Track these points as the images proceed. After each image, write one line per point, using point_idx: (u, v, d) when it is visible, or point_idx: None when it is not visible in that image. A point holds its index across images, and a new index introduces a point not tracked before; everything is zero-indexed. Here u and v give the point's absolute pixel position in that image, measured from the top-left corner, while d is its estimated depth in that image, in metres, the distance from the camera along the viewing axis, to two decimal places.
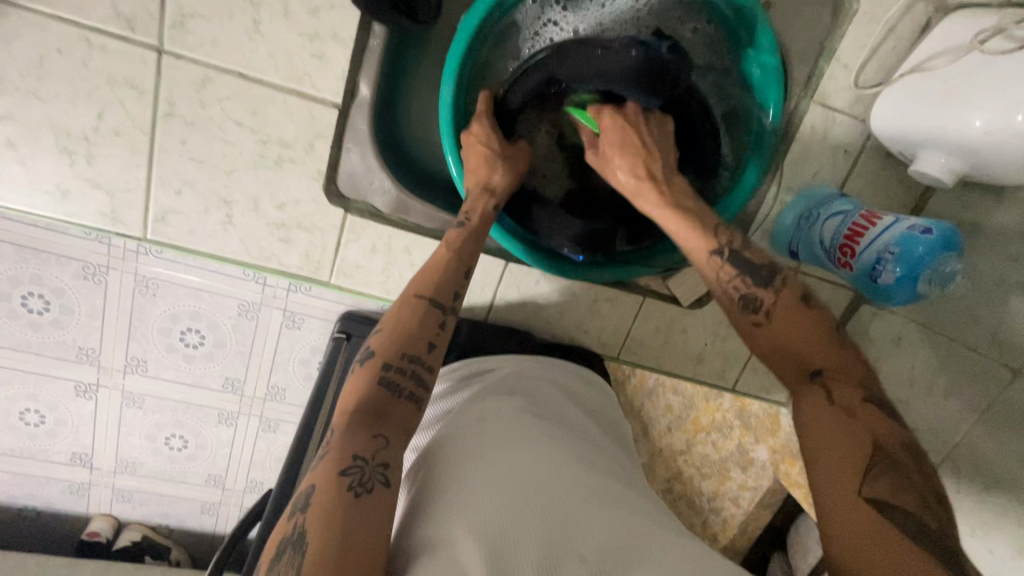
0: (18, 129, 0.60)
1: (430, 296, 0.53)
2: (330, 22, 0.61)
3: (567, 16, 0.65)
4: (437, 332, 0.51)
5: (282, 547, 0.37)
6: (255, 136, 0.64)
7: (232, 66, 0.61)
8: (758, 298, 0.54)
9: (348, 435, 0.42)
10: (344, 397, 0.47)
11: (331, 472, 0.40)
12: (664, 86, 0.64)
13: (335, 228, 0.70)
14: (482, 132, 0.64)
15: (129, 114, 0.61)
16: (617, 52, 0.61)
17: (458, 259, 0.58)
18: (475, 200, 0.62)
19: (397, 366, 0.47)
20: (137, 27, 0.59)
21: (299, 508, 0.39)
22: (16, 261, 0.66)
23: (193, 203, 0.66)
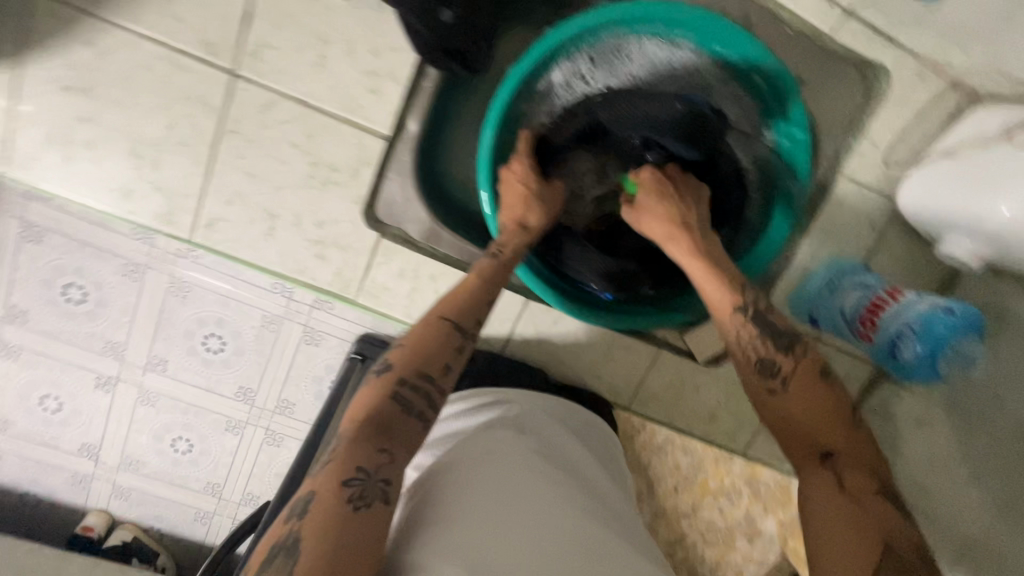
0: (98, 134, 0.66)
1: (453, 321, 0.54)
2: (390, 62, 0.67)
3: (595, 71, 0.70)
4: (455, 357, 0.53)
5: (274, 549, 0.37)
6: (307, 158, 0.69)
7: (296, 93, 0.67)
8: (777, 363, 0.53)
9: (355, 445, 0.43)
10: (352, 406, 0.47)
11: (334, 482, 0.40)
12: (705, 141, 0.69)
13: (368, 250, 0.73)
14: (521, 171, 0.67)
15: (198, 128, 0.67)
16: (669, 104, 0.68)
17: (484, 286, 0.59)
18: (508, 236, 0.65)
19: (412, 385, 0.48)
20: (217, 52, 0.65)
21: (296, 513, 0.39)
22: (65, 252, 0.71)
23: (241, 213, 0.70)
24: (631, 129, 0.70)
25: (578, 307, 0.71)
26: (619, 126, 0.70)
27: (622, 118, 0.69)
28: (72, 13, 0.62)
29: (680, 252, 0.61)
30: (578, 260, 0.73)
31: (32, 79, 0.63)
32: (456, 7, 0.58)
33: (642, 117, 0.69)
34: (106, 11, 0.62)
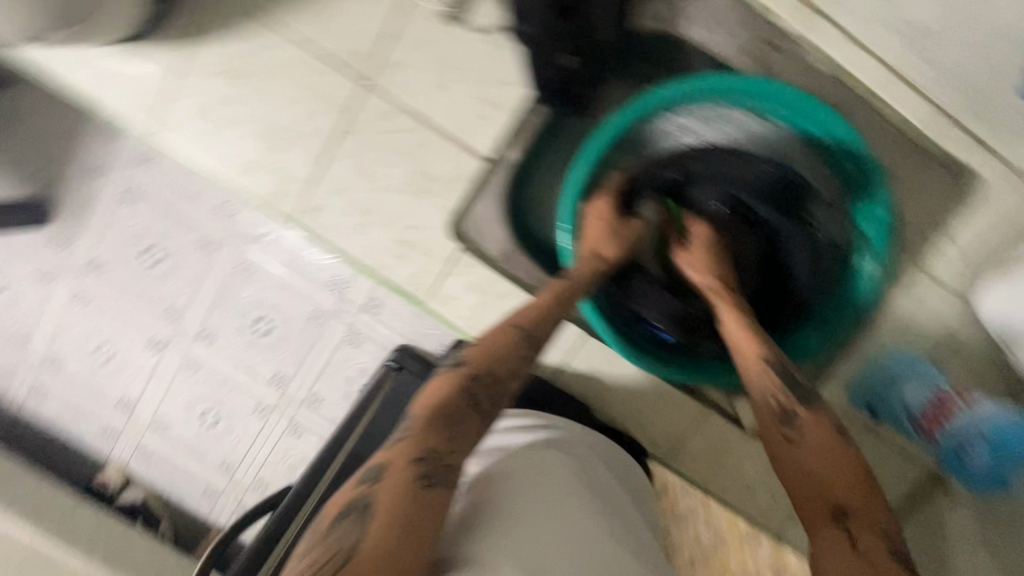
0: (237, 115, 0.74)
1: (526, 330, 0.58)
2: (503, 93, 0.71)
3: (690, 129, 0.74)
4: (524, 367, 0.55)
5: (344, 508, 0.40)
6: (410, 167, 0.74)
7: (412, 107, 0.72)
8: (797, 415, 0.54)
9: (426, 428, 0.46)
10: (424, 392, 0.50)
11: (405, 457, 0.43)
12: (787, 206, 0.72)
13: (448, 259, 0.77)
14: (604, 208, 0.70)
15: (320, 123, 0.73)
16: (756, 166, 0.71)
17: (557, 305, 0.62)
18: (584, 265, 0.68)
19: (482, 382, 0.51)
20: (353, 60, 0.71)
21: (369, 478, 0.42)
22: (155, 219, 0.85)
23: (341, 206, 0.76)
24: (716, 183, 0.72)
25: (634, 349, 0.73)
26: (706, 180, 0.73)
27: (711, 171, 0.73)
28: (242, 11, 0.71)
29: (719, 301, 0.66)
30: (640, 297, 0.75)
31: (199, 63, 0.72)
32: (574, 51, 0.66)
33: (729, 173, 0.72)
34: (270, 13, 0.70)
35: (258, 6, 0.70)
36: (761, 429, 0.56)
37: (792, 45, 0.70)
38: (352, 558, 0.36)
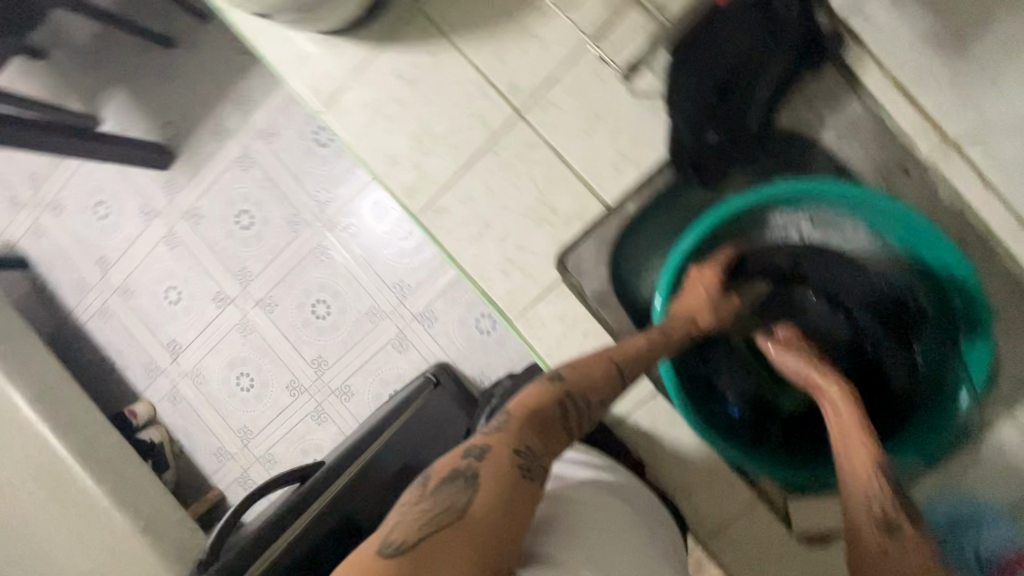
0: (400, 114, 0.82)
1: (619, 367, 0.64)
2: (640, 152, 0.77)
3: (807, 229, 0.78)
4: (611, 396, 0.63)
5: (453, 474, 0.48)
6: (538, 196, 0.80)
7: (556, 144, 0.79)
8: (903, 530, 0.55)
9: (525, 425, 0.54)
10: (523, 394, 0.58)
11: (506, 445, 0.51)
12: (892, 320, 0.76)
13: (546, 286, 0.81)
14: (712, 276, 0.72)
15: (470, 139, 0.81)
16: (867, 279, 0.76)
17: (647, 354, 0.67)
18: (678, 323, 0.71)
19: (573, 401, 0.59)
20: (516, 93, 0.79)
21: (475, 454, 0.50)
22: None
23: (465, 213, 0.82)
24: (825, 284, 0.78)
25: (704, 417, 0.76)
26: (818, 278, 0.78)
27: (821, 272, 0.78)
28: (434, 30, 0.80)
29: (835, 399, 0.66)
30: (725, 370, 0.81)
31: (381, 62, 0.81)
32: (721, 131, 0.70)
33: (838, 278, 0.78)
34: (457, 37, 0.79)
35: (449, 30, 0.79)
36: (855, 532, 0.57)
37: (928, 177, 0.72)
38: (462, 516, 0.45)
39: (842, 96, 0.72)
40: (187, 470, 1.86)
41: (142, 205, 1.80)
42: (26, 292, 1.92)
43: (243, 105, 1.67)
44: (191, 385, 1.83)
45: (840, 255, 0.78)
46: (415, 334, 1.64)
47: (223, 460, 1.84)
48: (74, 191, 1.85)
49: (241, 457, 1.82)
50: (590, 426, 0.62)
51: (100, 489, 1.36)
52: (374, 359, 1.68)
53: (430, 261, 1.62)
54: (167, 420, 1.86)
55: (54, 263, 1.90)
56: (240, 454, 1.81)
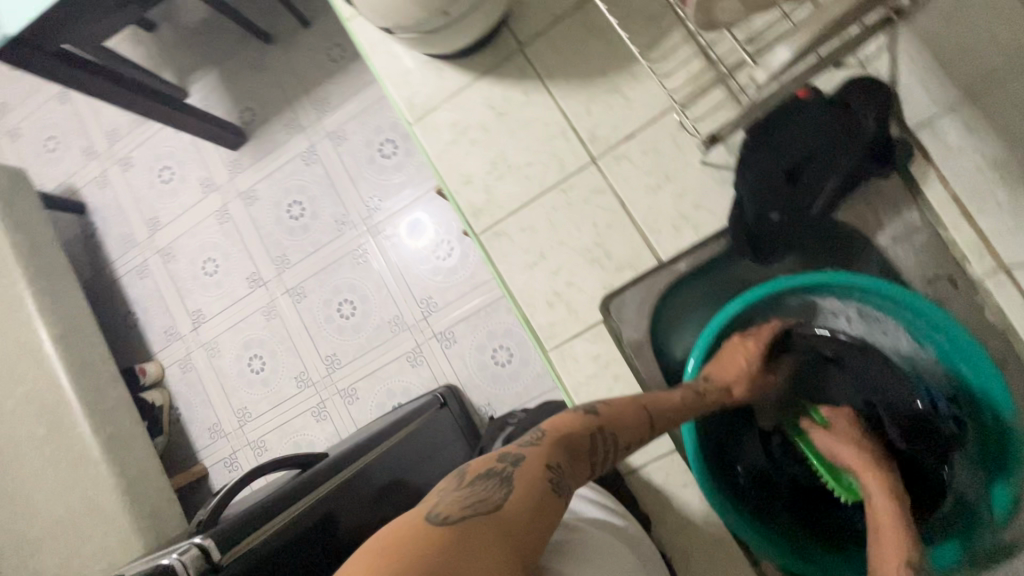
0: (483, 139, 0.88)
1: (651, 416, 0.69)
2: (701, 216, 0.81)
3: (853, 320, 0.81)
4: (639, 442, 0.68)
5: (491, 472, 0.55)
6: (596, 239, 0.84)
7: (622, 194, 0.83)
8: None
9: (559, 445, 0.60)
10: (560, 420, 0.65)
11: (540, 460, 0.57)
12: (920, 436, 0.75)
13: (586, 324, 0.83)
14: (751, 348, 0.79)
15: (543, 174, 0.86)
16: (903, 388, 0.76)
17: (680, 411, 0.72)
18: (715, 388, 0.77)
19: (603, 436, 0.65)
20: (594, 142, 0.84)
21: (511, 461, 0.57)
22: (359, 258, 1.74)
23: (523, 241, 0.86)
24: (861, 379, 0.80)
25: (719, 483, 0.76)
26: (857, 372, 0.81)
27: (859, 367, 0.80)
28: (530, 72, 0.86)
29: (873, 479, 0.72)
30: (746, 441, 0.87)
31: (476, 91, 0.88)
32: (784, 213, 0.73)
33: (875, 378, 0.79)
34: (550, 82, 0.86)
35: (545, 75, 0.86)
36: None
37: (976, 293, 0.73)
38: (498, 508, 0.50)
39: (902, 206, 0.76)
40: (177, 439, 1.86)
41: (203, 177, 1.89)
42: (74, 235, 2.00)
43: (321, 106, 1.78)
44: (204, 356, 1.86)
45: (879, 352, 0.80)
46: (431, 351, 1.66)
47: (215, 437, 1.84)
48: (144, 152, 1.96)
49: (233, 437, 1.82)
50: (613, 464, 0.67)
51: (94, 440, 1.41)
52: (386, 367, 1.70)
53: (461, 284, 1.66)
54: (172, 385, 1.88)
55: (108, 214, 1.98)
56: (233, 434, 1.82)
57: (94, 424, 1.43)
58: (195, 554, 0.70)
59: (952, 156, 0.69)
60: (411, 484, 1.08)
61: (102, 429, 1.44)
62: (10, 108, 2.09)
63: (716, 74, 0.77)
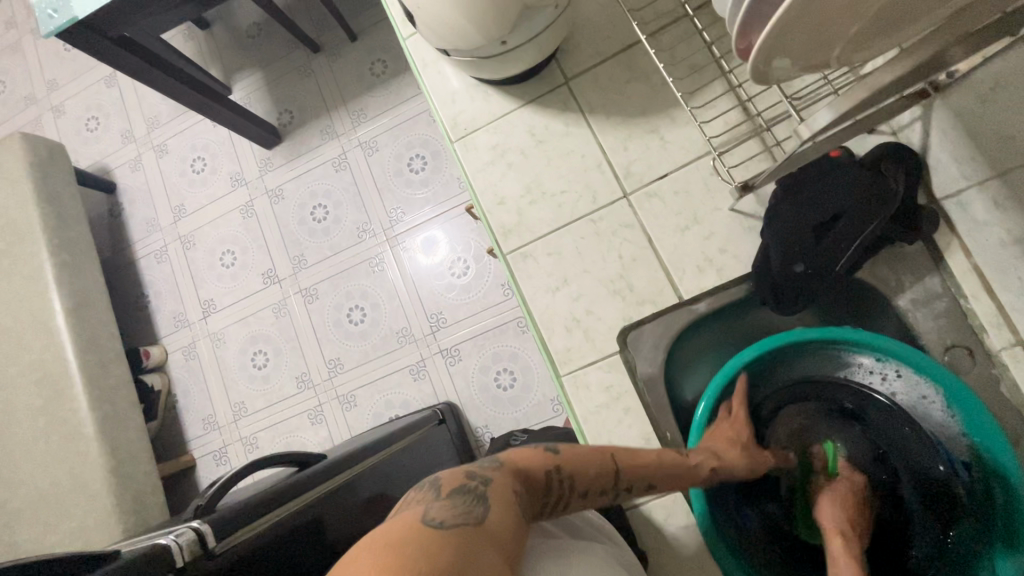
0: (521, 164, 0.91)
1: (618, 467, 0.65)
2: (725, 261, 0.83)
3: (890, 378, 0.78)
4: (600, 491, 0.64)
5: (462, 488, 0.54)
6: (619, 271, 0.86)
7: (649, 231, 0.85)
8: None
9: (511, 477, 0.58)
10: (517, 453, 0.63)
11: (505, 485, 0.56)
12: (938, 499, 0.76)
13: (602, 354, 0.84)
14: (737, 418, 0.80)
15: (575, 204, 0.88)
16: (928, 455, 0.76)
17: (654, 471, 0.68)
18: (701, 455, 0.73)
19: (560, 478, 0.62)
20: (627, 178, 0.87)
21: (479, 481, 0.55)
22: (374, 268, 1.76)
23: (547, 265, 0.88)
24: (884, 437, 0.80)
25: (719, 527, 0.76)
26: (881, 430, 0.80)
27: (884, 425, 0.79)
28: (573, 106, 0.90)
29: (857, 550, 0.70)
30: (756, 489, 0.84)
31: (518, 118, 0.92)
32: (809, 265, 0.75)
33: (895, 439, 0.79)
34: (592, 117, 0.89)
35: (587, 109, 0.89)
36: None
37: (993, 368, 0.74)
38: (480, 522, 0.50)
39: (924, 272, 0.79)
40: (170, 427, 1.85)
41: (234, 171, 1.94)
42: (100, 213, 2.04)
43: (358, 116, 1.83)
44: (209, 346, 1.87)
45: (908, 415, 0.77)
46: (435, 366, 1.67)
47: (207, 429, 1.83)
48: (181, 141, 2.01)
49: (225, 431, 1.80)
50: (569, 511, 0.63)
51: (90, 417, 1.41)
52: (388, 378, 1.70)
53: (473, 304, 1.67)
54: (173, 372, 1.88)
55: (137, 196, 2.03)
56: (227, 428, 1.81)
57: (94, 401, 1.43)
58: (190, 539, 0.64)
59: (975, 230, 0.71)
60: (405, 497, 1.07)
61: (100, 406, 1.44)
62: (59, 86, 2.16)
63: (752, 127, 0.81)
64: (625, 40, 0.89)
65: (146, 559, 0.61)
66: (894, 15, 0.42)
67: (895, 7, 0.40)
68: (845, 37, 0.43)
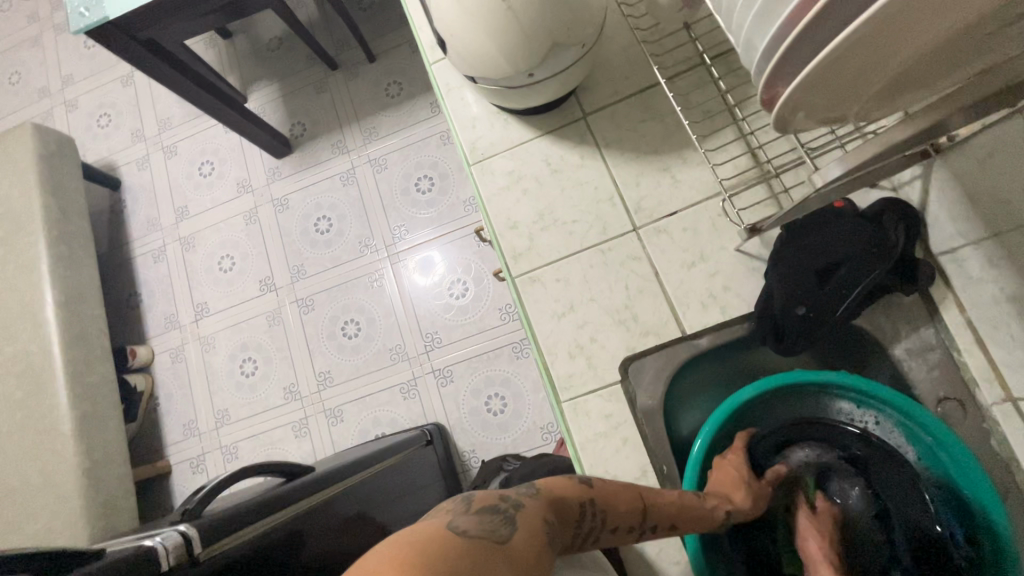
0: (535, 191, 0.94)
1: (646, 505, 0.66)
2: (728, 299, 0.85)
3: (871, 422, 0.82)
4: (628, 528, 0.65)
5: (494, 507, 0.54)
6: (625, 302, 0.87)
7: (657, 265, 0.88)
8: None
9: (548, 504, 0.58)
10: (553, 481, 0.63)
11: (539, 512, 0.56)
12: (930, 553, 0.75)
13: (604, 382, 0.85)
14: (733, 462, 0.83)
15: (585, 233, 0.91)
16: (924, 507, 0.75)
17: (678, 511, 0.69)
18: (715, 498, 0.77)
19: (592, 511, 0.62)
20: (638, 213, 0.90)
21: (511, 504, 0.56)
22: (373, 284, 1.76)
23: (554, 291, 0.90)
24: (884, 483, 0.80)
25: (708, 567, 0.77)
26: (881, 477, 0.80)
27: (882, 473, 0.80)
28: (590, 140, 0.93)
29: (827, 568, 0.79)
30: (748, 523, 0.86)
31: (535, 147, 0.95)
32: (811, 308, 0.77)
33: (895, 489, 0.79)
34: (607, 151, 0.92)
35: (603, 144, 0.93)
36: None
37: (984, 421, 0.76)
38: (506, 541, 0.50)
39: (919, 322, 0.81)
40: (148, 430, 1.81)
41: (242, 178, 1.95)
42: (101, 209, 2.04)
43: (370, 134, 1.87)
44: (199, 350, 1.84)
45: (899, 460, 0.78)
46: (426, 386, 1.66)
47: (187, 434, 1.78)
48: (191, 144, 2.03)
49: (206, 438, 1.76)
50: (597, 544, 0.64)
51: (69, 413, 1.37)
52: (378, 394, 1.68)
53: (469, 326, 1.67)
54: (158, 374, 1.85)
55: (141, 195, 2.03)
56: (207, 435, 1.77)
57: (75, 397, 1.40)
58: (177, 542, 0.62)
59: (970, 286, 0.74)
60: (391, 518, 1.05)
61: (81, 404, 1.40)
62: (74, 81, 2.18)
63: (760, 173, 0.85)
64: (642, 82, 0.93)
65: (132, 559, 0.59)
66: (907, 81, 0.46)
67: (912, 73, 0.44)
68: (862, 97, 0.46)
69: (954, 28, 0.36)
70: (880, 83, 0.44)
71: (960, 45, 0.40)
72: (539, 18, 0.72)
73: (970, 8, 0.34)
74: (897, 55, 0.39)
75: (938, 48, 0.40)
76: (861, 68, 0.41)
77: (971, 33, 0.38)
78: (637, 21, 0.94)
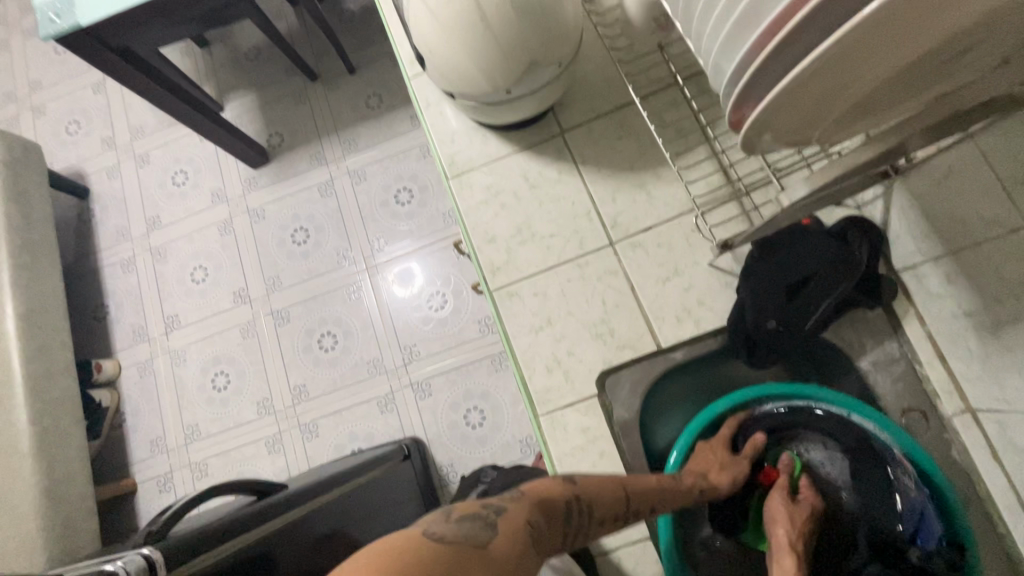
0: (513, 206, 0.94)
1: (628, 494, 0.67)
2: (702, 313, 0.87)
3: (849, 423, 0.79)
4: (615, 519, 0.65)
5: (475, 515, 0.53)
6: (602, 315, 0.88)
7: (633, 279, 0.89)
8: None
9: (534, 506, 0.57)
10: (537, 483, 0.62)
11: (523, 516, 0.55)
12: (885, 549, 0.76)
13: (581, 396, 0.86)
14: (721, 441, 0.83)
15: (563, 247, 0.92)
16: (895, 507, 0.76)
17: (656, 495, 0.71)
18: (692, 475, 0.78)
19: (579, 506, 0.61)
20: (615, 227, 0.91)
21: (493, 510, 0.55)
22: (351, 295, 1.75)
23: (532, 305, 0.90)
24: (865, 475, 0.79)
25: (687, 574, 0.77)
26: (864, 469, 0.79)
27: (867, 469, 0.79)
28: (566, 156, 0.95)
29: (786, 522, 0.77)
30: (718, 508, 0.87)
31: (513, 162, 0.96)
32: (781, 322, 0.78)
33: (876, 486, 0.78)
34: (584, 168, 0.94)
35: (580, 160, 0.94)
36: None
37: (945, 432, 0.78)
38: (484, 547, 0.49)
39: (883, 336, 0.85)
40: (112, 448, 1.74)
41: (216, 188, 1.92)
42: (67, 218, 1.97)
43: (349, 146, 1.86)
44: (168, 363, 1.79)
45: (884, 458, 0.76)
46: (404, 400, 1.64)
47: (155, 451, 1.72)
48: (164, 154, 1.99)
49: (174, 455, 1.71)
50: (588, 539, 0.63)
51: (28, 431, 1.31)
52: (354, 408, 1.65)
53: (448, 338, 1.66)
54: (125, 388, 1.78)
55: (110, 204, 1.97)
56: (175, 452, 1.71)
57: (34, 414, 1.34)
58: (139, 568, 0.60)
59: (930, 301, 0.77)
60: (365, 536, 1.03)
61: (40, 420, 1.34)
62: (43, 87, 2.12)
63: (732, 190, 0.88)
64: (619, 101, 0.95)
65: None
66: (869, 106, 0.48)
67: (872, 98, 0.46)
68: (826, 119, 0.48)
69: (911, 55, 0.38)
70: (841, 107, 0.46)
71: (919, 71, 0.42)
72: (516, 36, 0.73)
73: (929, 35, 0.35)
74: (857, 80, 0.41)
75: (896, 74, 0.41)
76: (824, 91, 0.42)
77: (926, 61, 0.40)
78: (613, 41, 0.96)
